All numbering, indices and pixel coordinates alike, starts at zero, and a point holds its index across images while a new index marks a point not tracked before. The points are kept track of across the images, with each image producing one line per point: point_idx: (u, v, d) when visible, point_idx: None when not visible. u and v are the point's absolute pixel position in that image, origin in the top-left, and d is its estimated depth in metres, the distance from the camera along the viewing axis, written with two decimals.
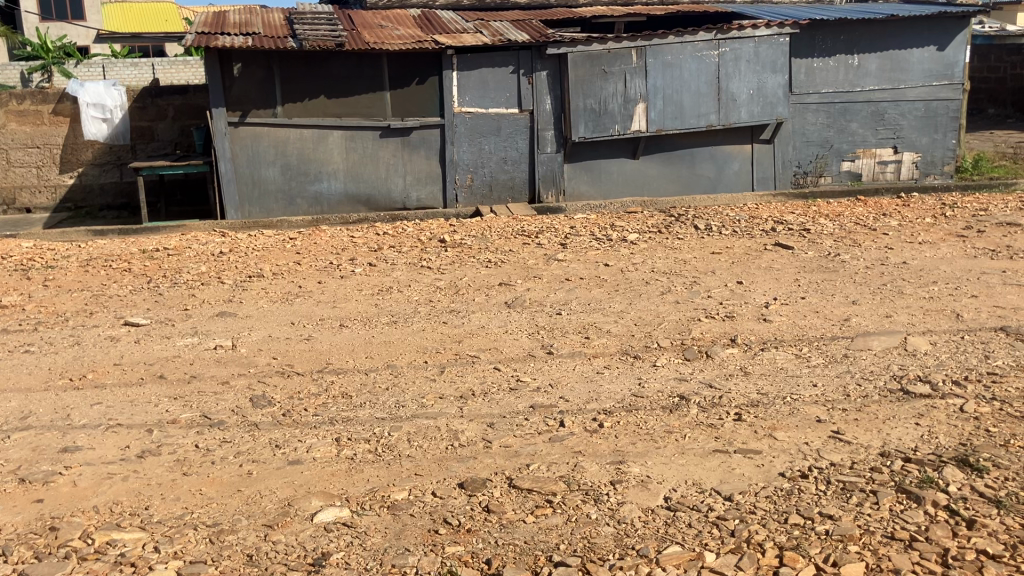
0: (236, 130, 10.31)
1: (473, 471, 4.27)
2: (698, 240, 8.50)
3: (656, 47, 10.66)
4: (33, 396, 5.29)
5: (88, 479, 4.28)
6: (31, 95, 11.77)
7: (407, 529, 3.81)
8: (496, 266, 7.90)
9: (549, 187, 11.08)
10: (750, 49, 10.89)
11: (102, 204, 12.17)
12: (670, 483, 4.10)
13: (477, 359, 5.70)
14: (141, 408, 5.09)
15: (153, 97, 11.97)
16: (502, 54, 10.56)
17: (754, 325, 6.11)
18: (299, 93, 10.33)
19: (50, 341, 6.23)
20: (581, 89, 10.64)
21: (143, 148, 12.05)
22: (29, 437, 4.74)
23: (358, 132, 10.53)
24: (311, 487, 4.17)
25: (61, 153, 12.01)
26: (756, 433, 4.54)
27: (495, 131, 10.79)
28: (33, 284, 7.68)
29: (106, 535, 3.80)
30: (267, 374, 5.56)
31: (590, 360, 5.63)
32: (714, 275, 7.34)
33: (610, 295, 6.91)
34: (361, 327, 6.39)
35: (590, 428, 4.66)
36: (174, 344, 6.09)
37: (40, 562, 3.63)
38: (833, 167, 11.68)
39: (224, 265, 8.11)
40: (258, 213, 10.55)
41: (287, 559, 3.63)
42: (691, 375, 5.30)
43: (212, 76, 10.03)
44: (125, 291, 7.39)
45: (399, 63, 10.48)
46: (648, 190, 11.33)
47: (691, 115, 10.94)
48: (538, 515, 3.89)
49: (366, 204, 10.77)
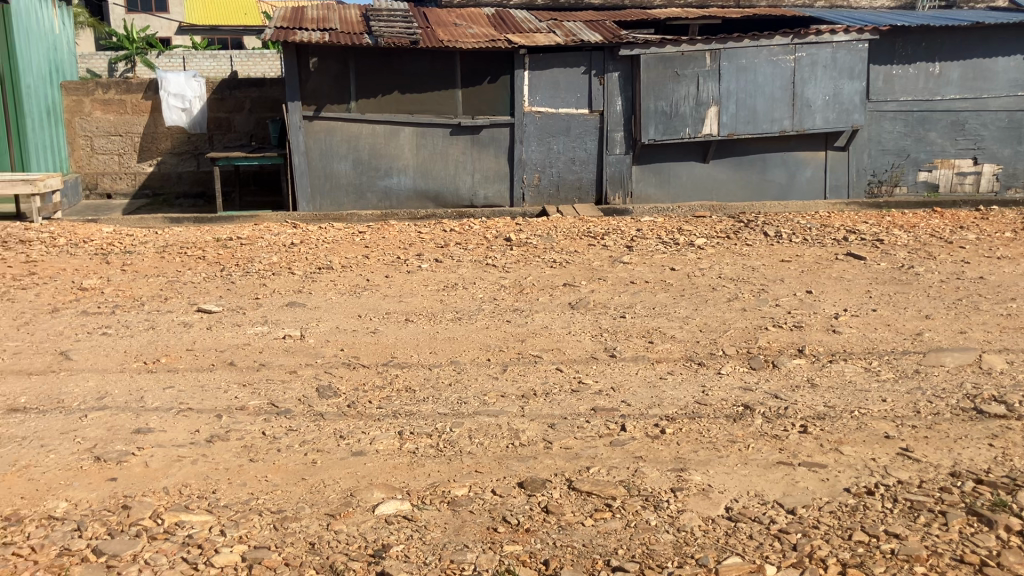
0: (310, 124, 10.45)
1: (533, 471, 4.29)
2: (767, 247, 8.37)
3: (731, 50, 10.56)
4: (109, 376, 5.48)
5: (159, 461, 4.41)
6: (115, 85, 12.15)
7: (467, 526, 3.85)
8: (561, 266, 7.90)
9: (617, 189, 11.03)
10: (827, 55, 10.68)
11: (179, 191, 12.50)
12: (732, 493, 4.06)
13: (539, 360, 5.71)
14: (212, 392, 5.22)
15: (232, 90, 12.24)
16: (575, 54, 10.56)
17: (823, 336, 6.00)
18: (372, 90, 10.47)
19: (127, 324, 6.43)
20: (652, 91, 10.59)
21: (220, 139, 12.33)
22: (106, 416, 4.91)
23: (429, 129, 10.62)
24: (373, 479, 4.24)
25: (141, 141, 12.34)
26: (822, 447, 4.46)
27: (564, 131, 10.80)
28: (112, 268, 7.92)
29: (175, 516, 3.92)
30: (333, 365, 5.65)
31: (653, 364, 5.60)
32: (782, 284, 7.22)
33: (676, 300, 6.86)
34: (425, 322, 6.45)
35: (652, 433, 4.63)
36: (245, 332, 6.23)
37: (112, 539, 3.76)
38: (909, 177, 11.38)
39: (295, 256, 8.26)
40: (329, 206, 10.70)
41: (348, 549, 3.70)
42: (757, 385, 5.23)
43: (289, 69, 10.19)
44: (199, 278, 7.58)
45: (472, 61, 10.55)
46: (717, 195, 11.20)
47: (764, 120, 10.78)
48: (597, 518, 3.88)
49: (434, 201, 10.84)
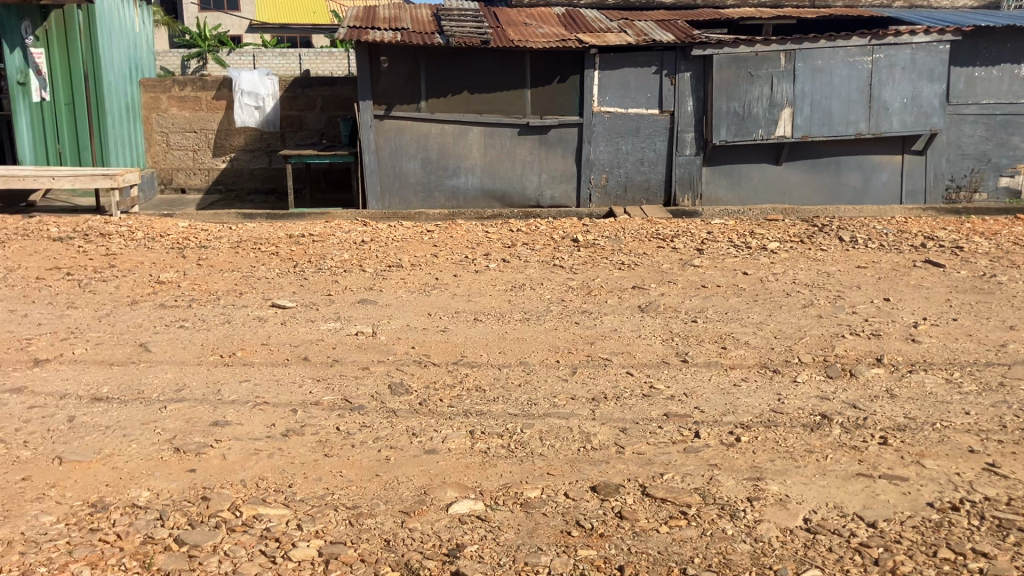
0: (380, 122, 10.55)
1: (606, 475, 4.26)
2: (842, 252, 8.20)
3: (807, 51, 10.37)
4: (187, 368, 5.60)
5: (237, 454, 4.49)
6: (192, 83, 12.42)
7: (541, 528, 3.83)
8: (630, 269, 7.84)
9: (686, 191, 10.92)
10: (906, 56, 10.42)
11: (251, 187, 12.73)
12: (810, 504, 3.98)
13: (609, 363, 5.67)
14: (286, 387, 5.30)
15: (304, 88, 12.43)
16: (646, 54, 10.48)
17: (902, 345, 5.85)
18: (442, 89, 10.52)
19: (203, 317, 6.57)
20: (725, 92, 10.46)
21: (292, 137, 12.53)
22: (185, 408, 5.01)
23: (498, 129, 10.63)
24: (446, 478, 4.25)
25: (215, 137, 12.59)
26: (903, 460, 4.35)
27: (634, 132, 10.72)
28: (188, 262, 8.10)
29: (253, 508, 3.98)
30: (405, 362, 5.69)
31: (726, 370, 5.52)
32: (859, 291, 7.06)
33: (749, 305, 6.76)
34: (494, 322, 6.46)
35: (726, 441, 4.57)
36: (318, 327, 6.31)
37: (193, 530, 3.83)
38: (989, 182, 11.05)
39: (366, 254, 8.34)
40: (397, 204, 10.79)
41: (422, 547, 3.71)
42: (834, 394, 5.12)
43: (361, 68, 10.29)
44: (272, 274, 7.71)
45: (542, 61, 10.54)
46: (789, 198, 11.02)
47: (839, 122, 10.56)
48: (672, 526, 3.84)
49: (501, 200, 10.86)
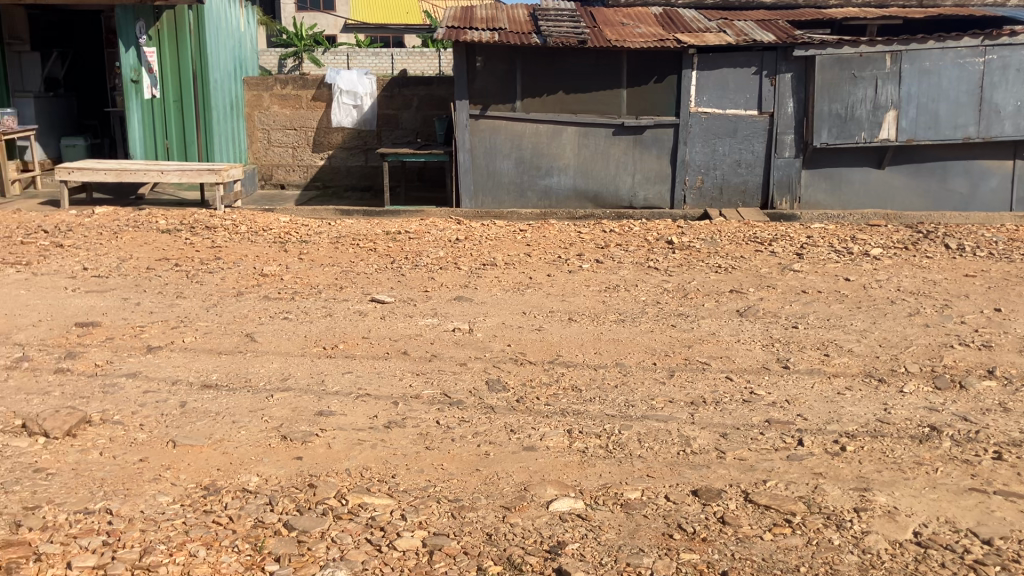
0: (476, 122, 10.65)
1: (707, 480, 4.23)
2: (949, 260, 7.95)
3: (914, 52, 10.08)
4: (291, 359, 5.76)
5: (341, 443, 4.60)
6: (293, 82, 12.75)
7: (642, 530, 3.83)
8: (727, 272, 7.75)
9: (784, 194, 10.72)
10: (1021, 57, 10.03)
11: (347, 184, 13.00)
12: (920, 517, 3.88)
13: (708, 367, 5.61)
14: (387, 380, 5.41)
15: (400, 87, 12.64)
16: (745, 55, 10.34)
17: (1016, 357, 5.64)
18: (538, 89, 10.57)
19: (305, 310, 6.74)
20: (827, 93, 10.24)
21: (387, 135, 12.76)
22: (290, 397, 5.16)
23: (593, 129, 10.63)
24: (546, 475, 4.28)
25: (313, 135, 12.90)
26: (1019, 476, 4.20)
27: (731, 133, 10.59)
28: (290, 256, 8.32)
29: (359, 497, 4.08)
30: (502, 359, 5.75)
31: (829, 378, 5.41)
32: (968, 300, 6.84)
33: (851, 312, 6.60)
34: (589, 322, 6.46)
35: (831, 450, 4.48)
36: (417, 323, 6.42)
37: (302, 515, 3.95)
38: None
39: (461, 251, 8.44)
40: (491, 203, 10.87)
41: (524, 543, 3.75)
42: (943, 406, 4.97)
43: (459, 68, 10.41)
44: (371, 269, 7.86)
45: (639, 61, 10.49)
46: (892, 203, 10.71)
47: (946, 125, 10.23)
48: (776, 533, 3.79)
49: (594, 200, 10.84)
